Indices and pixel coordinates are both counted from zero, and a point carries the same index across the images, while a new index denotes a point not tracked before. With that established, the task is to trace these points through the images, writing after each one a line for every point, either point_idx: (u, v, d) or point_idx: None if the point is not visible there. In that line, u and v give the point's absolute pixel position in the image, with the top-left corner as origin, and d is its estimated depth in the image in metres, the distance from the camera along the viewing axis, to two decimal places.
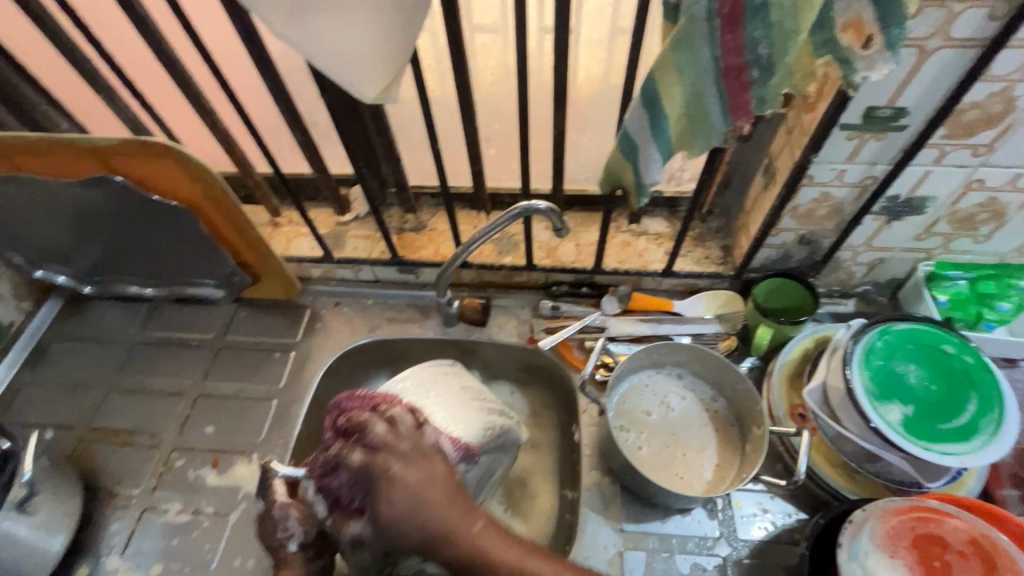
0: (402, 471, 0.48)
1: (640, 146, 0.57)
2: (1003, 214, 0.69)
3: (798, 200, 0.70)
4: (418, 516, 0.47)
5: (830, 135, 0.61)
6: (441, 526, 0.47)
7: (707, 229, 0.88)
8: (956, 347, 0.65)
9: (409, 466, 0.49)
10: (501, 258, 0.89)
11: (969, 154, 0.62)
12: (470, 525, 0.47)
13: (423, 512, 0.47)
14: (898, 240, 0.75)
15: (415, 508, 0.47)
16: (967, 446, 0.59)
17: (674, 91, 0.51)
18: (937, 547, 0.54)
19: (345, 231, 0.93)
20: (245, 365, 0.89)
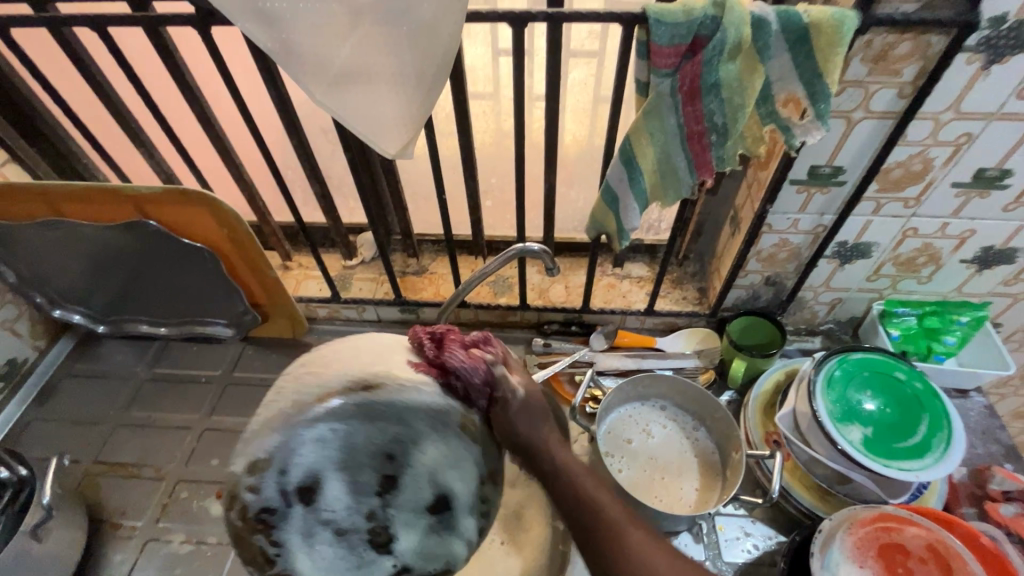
0: (513, 405, 0.58)
1: (620, 196, 0.66)
2: (939, 258, 0.79)
3: (761, 245, 0.79)
4: (541, 447, 0.59)
5: (782, 189, 0.71)
6: (544, 449, 0.59)
7: (684, 272, 0.97)
8: (906, 373, 0.72)
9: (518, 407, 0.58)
10: (497, 298, 0.96)
11: (901, 206, 0.72)
12: (564, 460, 0.59)
13: (537, 441, 0.58)
14: (852, 281, 0.84)
15: (536, 443, 0.59)
16: (922, 463, 0.65)
17: (647, 151, 0.61)
18: (900, 555, 0.59)
19: (351, 273, 1.00)
20: (250, 400, 0.93)
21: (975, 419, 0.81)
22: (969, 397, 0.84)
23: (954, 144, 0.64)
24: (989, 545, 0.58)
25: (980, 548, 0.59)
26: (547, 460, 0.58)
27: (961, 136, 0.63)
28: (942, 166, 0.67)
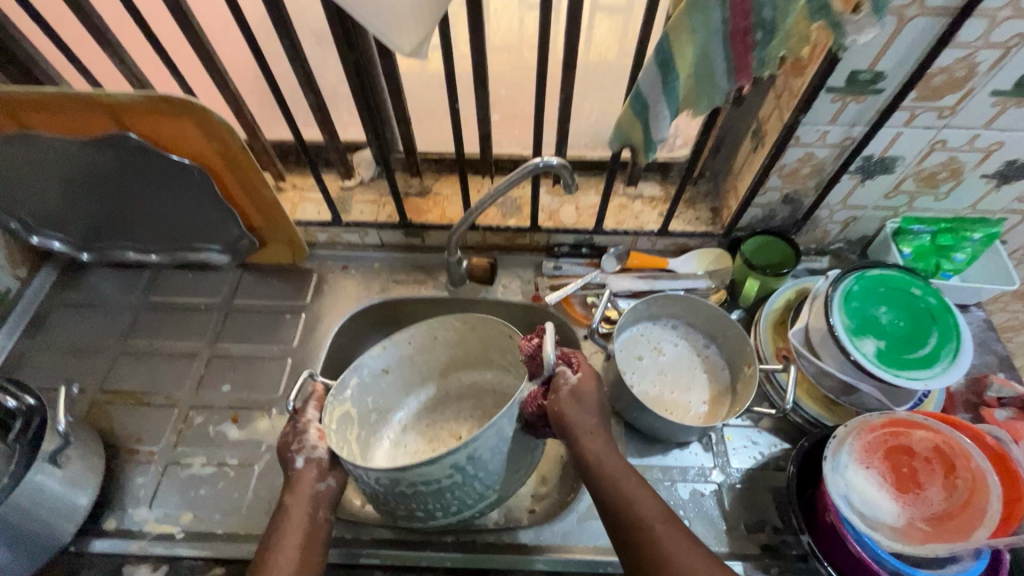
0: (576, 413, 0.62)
1: (652, 104, 0.62)
2: (960, 172, 0.77)
3: (785, 160, 0.76)
4: (617, 494, 0.60)
5: (817, 98, 0.67)
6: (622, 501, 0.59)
7: (697, 192, 0.94)
8: (921, 288, 0.73)
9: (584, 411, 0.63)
10: (505, 220, 0.93)
11: (935, 116, 0.69)
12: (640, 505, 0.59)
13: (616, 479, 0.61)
14: (869, 199, 0.83)
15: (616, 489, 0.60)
16: (930, 372, 0.68)
17: (687, 50, 0.56)
18: (907, 455, 0.62)
19: (350, 195, 0.96)
20: (256, 327, 0.90)
21: (974, 332, 0.84)
22: (969, 312, 0.86)
23: (1004, 46, 0.61)
24: (996, 446, 0.62)
25: (985, 448, 0.63)
26: (631, 501, 0.59)
27: (1013, 38, 0.60)
28: (986, 72, 0.63)
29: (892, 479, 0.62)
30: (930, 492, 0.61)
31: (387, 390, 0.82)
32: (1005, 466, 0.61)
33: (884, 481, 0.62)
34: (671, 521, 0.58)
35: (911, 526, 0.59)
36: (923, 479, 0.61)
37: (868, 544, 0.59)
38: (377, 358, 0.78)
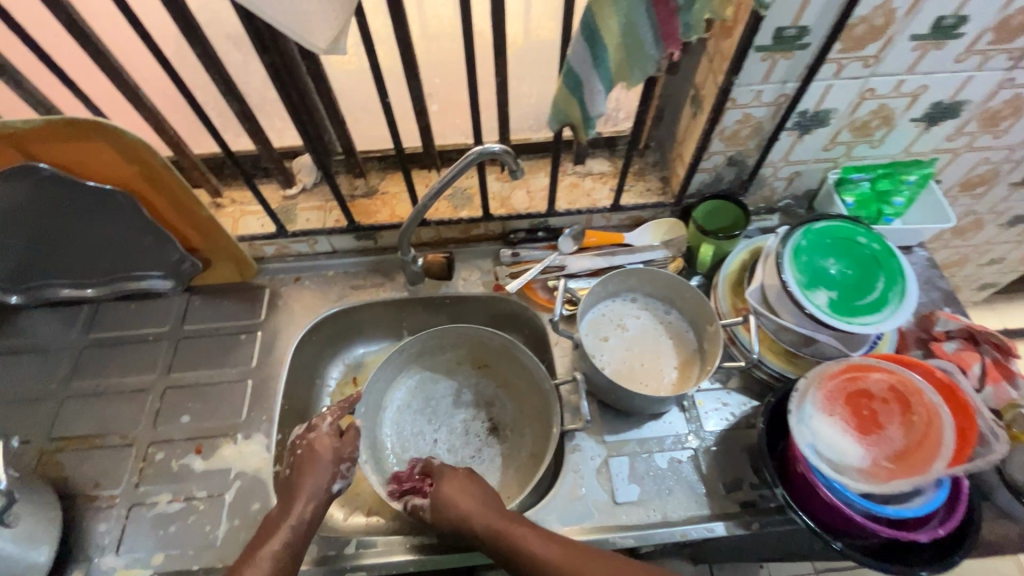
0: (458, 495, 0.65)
1: (584, 80, 0.61)
2: (891, 119, 0.80)
3: (724, 123, 0.77)
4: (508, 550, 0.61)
5: (746, 58, 0.67)
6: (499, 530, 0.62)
7: (645, 163, 0.95)
8: (867, 237, 0.74)
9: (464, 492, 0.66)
10: (457, 212, 0.91)
11: (861, 66, 0.71)
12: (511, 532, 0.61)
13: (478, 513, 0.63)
14: (810, 153, 0.84)
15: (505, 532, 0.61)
16: (880, 316, 0.69)
17: (611, 21, 0.56)
18: (865, 398, 0.64)
19: (294, 203, 0.92)
20: (210, 351, 0.86)
21: (919, 272, 0.87)
22: (913, 252, 0.89)
23: None
24: (944, 377, 0.65)
25: (936, 382, 0.66)
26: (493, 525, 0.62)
27: None
28: (903, 18, 0.65)
29: (855, 424, 0.64)
30: (891, 431, 0.63)
31: (384, 383, 0.86)
32: (956, 397, 0.64)
33: (847, 427, 0.63)
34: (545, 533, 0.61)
35: (879, 474, 0.61)
36: (899, 433, 0.63)
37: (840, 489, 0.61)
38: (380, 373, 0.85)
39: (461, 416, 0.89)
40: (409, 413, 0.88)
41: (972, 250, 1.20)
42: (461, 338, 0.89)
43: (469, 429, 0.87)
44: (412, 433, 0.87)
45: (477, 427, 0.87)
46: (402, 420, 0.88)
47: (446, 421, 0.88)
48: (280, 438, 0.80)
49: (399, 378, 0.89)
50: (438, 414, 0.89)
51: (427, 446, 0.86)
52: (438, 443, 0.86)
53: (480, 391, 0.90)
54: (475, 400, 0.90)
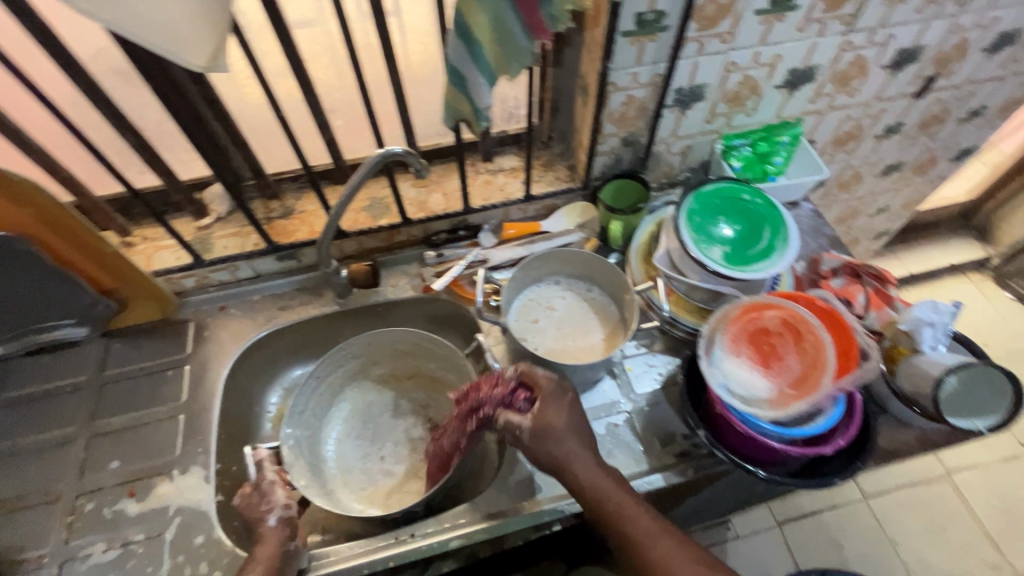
0: (554, 412, 0.66)
1: (467, 76, 0.65)
2: (757, 87, 0.88)
3: (611, 106, 0.83)
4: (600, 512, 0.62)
5: (616, 44, 0.74)
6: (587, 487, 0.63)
7: (552, 154, 1.00)
8: (750, 193, 0.82)
9: (562, 407, 0.67)
10: (377, 221, 0.93)
11: (720, 42, 0.78)
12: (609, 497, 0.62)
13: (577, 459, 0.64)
14: (695, 127, 0.92)
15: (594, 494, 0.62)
16: (769, 262, 0.76)
17: (480, 18, 0.60)
18: (764, 335, 0.70)
19: (210, 233, 0.91)
20: (136, 392, 0.84)
21: (806, 222, 0.96)
22: (799, 206, 0.99)
23: None
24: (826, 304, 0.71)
25: (821, 309, 0.72)
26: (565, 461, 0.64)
27: None
28: None
29: (758, 359, 0.70)
30: (789, 360, 0.69)
31: (316, 408, 0.86)
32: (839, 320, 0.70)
33: (752, 363, 0.69)
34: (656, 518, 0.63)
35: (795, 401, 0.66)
36: (799, 357, 0.68)
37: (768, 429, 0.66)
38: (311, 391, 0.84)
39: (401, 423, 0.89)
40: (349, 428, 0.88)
41: (859, 202, 1.33)
42: (384, 350, 0.90)
43: (412, 437, 0.88)
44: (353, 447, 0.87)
45: (417, 431, 0.88)
46: (344, 440, 0.88)
47: (389, 434, 0.89)
48: (218, 468, 0.78)
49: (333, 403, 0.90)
50: (379, 429, 0.89)
51: (374, 463, 0.86)
52: (386, 458, 0.86)
53: (415, 400, 0.91)
54: (413, 409, 0.90)
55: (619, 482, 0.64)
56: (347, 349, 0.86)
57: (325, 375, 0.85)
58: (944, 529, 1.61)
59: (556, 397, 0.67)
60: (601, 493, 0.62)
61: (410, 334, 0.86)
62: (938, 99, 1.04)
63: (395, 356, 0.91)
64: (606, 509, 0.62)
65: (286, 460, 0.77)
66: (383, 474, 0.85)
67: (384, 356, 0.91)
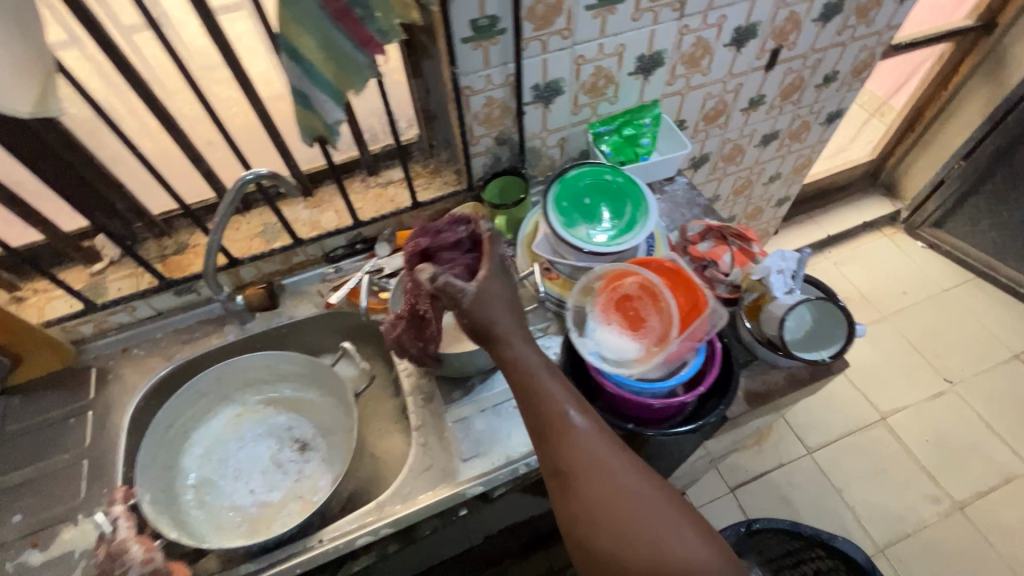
0: (494, 282, 0.65)
1: (309, 94, 0.69)
2: (612, 77, 0.95)
3: (473, 109, 0.88)
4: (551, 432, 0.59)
5: (459, 50, 0.79)
6: (533, 399, 0.61)
7: (439, 161, 1.05)
8: (611, 173, 0.87)
9: (496, 279, 0.66)
10: (270, 245, 0.95)
11: (561, 38, 0.84)
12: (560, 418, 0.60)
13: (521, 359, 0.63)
14: (562, 119, 0.98)
15: (545, 410, 0.60)
16: (632, 234, 0.82)
17: (307, 39, 0.64)
18: (627, 302, 0.75)
19: (103, 277, 0.92)
20: (37, 445, 0.83)
21: (681, 195, 1.03)
22: (675, 181, 1.05)
23: None
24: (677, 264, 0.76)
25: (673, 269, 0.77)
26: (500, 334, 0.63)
27: None
28: None
29: (625, 325, 0.74)
30: (653, 321, 0.73)
31: (163, 464, 0.84)
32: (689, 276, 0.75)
33: (620, 330, 0.74)
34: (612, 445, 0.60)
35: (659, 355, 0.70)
36: (653, 313, 0.73)
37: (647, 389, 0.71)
38: (161, 426, 0.84)
39: (267, 447, 0.90)
40: (215, 462, 0.88)
41: (749, 172, 1.41)
42: (220, 387, 0.92)
43: (279, 460, 0.89)
44: (216, 481, 0.86)
45: (285, 454, 0.89)
46: (205, 484, 0.86)
47: (253, 466, 0.88)
48: None
49: (180, 459, 0.87)
50: (241, 466, 0.88)
51: (245, 498, 0.84)
52: (255, 488, 0.86)
53: (281, 423, 0.93)
54: (269, 434, 0.92)
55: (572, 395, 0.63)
56: (200, 378, 0.88)
57: (165, 422, 0.85)
58: (885, 470, 1.69)
59: (498, 273, 0.67)
60: (551, 398, 0.61)
61: (266, 356, 0.90)
62: (789, 69, 1.13)
63: (234, 391, 0.93)
64: (556, 424, 0.60)
65: (148, 514, 0.74)
66: (259, 503, 0.84)
67: (221, 393, 0.92)
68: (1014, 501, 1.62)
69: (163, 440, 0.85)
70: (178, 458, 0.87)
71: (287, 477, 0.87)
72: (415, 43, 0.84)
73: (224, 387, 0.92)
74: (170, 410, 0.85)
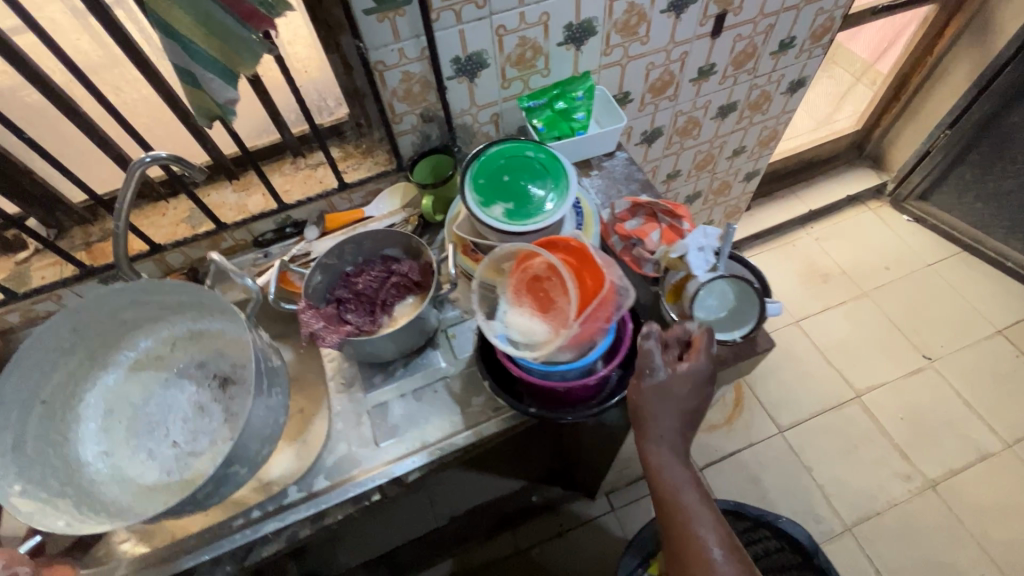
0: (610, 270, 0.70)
1: (194, 73, 0.66)
2: (540, 48, 0.91)
3: (390, 85, 0.85)
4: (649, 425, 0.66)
5: (363, 23, 0.75)
6: (644, 439, 0.67)
7: (370, 140, 1.02)
8: (533, 150, 0.85)
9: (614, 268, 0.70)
10: (195, 230, 0.94)
11: (476, 8, 0.80)
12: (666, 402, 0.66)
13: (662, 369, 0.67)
14: (491, 94, 0.94)
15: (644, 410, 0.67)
16: (550, 212, 0.79)
17: (179, 14, 0.61)
18: (537, 283, 0.71)
19: (28, 266, 0.92)
20: None
21: (620, 170, 0.99)
22: (615, 156, 1.02)
23: None
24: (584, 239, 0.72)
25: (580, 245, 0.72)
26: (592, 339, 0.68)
27: None
28: None
29: (536, 307, 0.70)
30: (563, 301, 0.70)
31: (49, 438, 0.75)
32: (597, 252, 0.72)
33: (531, 312, 0.70)
34: (674, 457, 0.66)
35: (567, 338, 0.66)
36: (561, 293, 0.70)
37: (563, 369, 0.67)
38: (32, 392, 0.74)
39: (175, 390, 0.84)
40: (125, 418, 0.82)
41: (710, 146, 1.36)
42: (98, 337, 0.81)
43: (189, 402, 0.83)
44: (127, 437, 0.80)
45: (197, 395, 0.84)
46: (116, 445, 0.79)
47: (169, 413, 0.83)
48: None
49: (73, 426, 0.79)
50: (155, 417, 0.82)
51: (166, 451, 0.80)
52: (170, 436, 0.80)
53: (184, 364, 0.86)
54: (177, 376, 0.85)
55: (672, 392, 0.67)
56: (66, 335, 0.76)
57: (26, 392, 0.73)
58: (858, 448, 1.67)
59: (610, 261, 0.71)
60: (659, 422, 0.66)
61: (150, 291, 0.80)
62: (738, 35, 1.07)
63: (115, 335, 0.83)
64: (644, 425, 0.67)
65: (28, 509, 0.65)
66: (183, 455, 0.79)
67: (101, 343, 0.82)
68: (988, 478, 1.59)
69: (44, 411, 0.75)
70: (71, 428, 0.78)
71: (204, 418, 0.82)
72: (324, 18, 0.81)
73: (100, 337, 0.81)
74: (26, 379, 0.73)
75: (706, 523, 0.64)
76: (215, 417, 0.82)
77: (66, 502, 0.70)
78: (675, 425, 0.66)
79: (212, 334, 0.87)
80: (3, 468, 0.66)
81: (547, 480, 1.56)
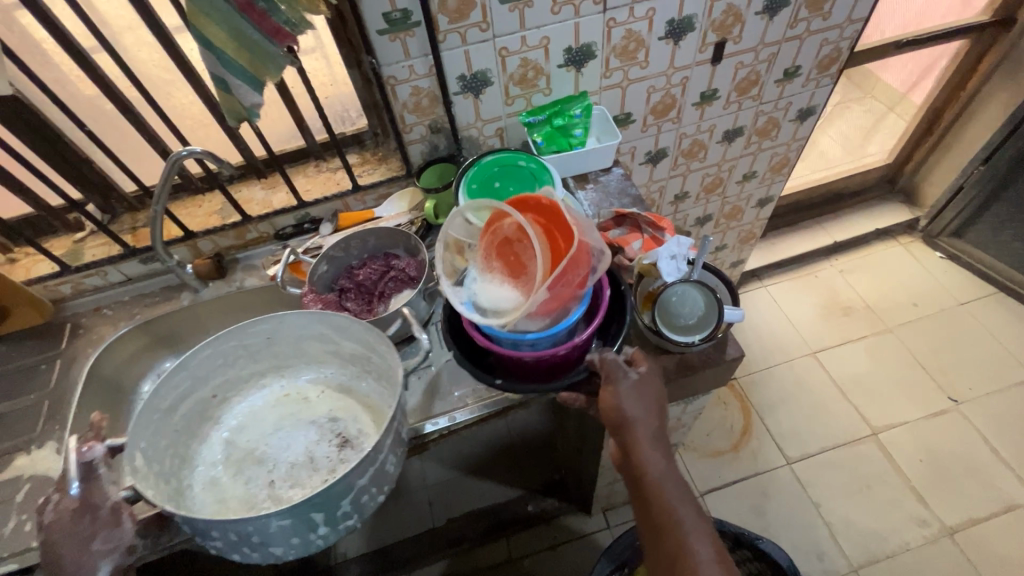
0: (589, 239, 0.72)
1: (226, 80, 0.77)
2: (541, 69, 0.98)
3: (401, 98, 0.94)
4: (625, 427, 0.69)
5: (376, 41, 0.85)
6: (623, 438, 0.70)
7: (386, 149, 1.12)
8: (526, 160, 0.91)
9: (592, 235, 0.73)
10: (224, 221, 1.05)
11: (479, 31, 0.89)
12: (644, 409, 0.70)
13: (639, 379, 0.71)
14: (495, 109, 1.02)
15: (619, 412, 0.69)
16: None
17: (215, 29, 0.72)
18: (509, 249, 0.75)
19: (82, 245, 1.05)
20: (12, 384, 0.96)
21: (614, 185, 1.05)
22: (611, 172, 1.07)
23: None
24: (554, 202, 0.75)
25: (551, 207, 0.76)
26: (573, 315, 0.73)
27: None
28: None
29: (508, 272, 0.75)
30: (533, 267, 0.74)
31: (188, 425, 0.80)
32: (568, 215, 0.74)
33: (503, 278, 0.75)
34: (655, 448, 0.69)
35: (534, 307, 0.70)
36: (529, 261, 0.74)
37: (532, 339, 0.72)
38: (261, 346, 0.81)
39: (305, 440, 0.82)
40: (245, 437, 0.83)
41: (718, 169, 1.40)
42: (282, 354, 0.86)
43: (311, 453, 0.81)
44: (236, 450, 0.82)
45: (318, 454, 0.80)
46: (227, 463, 0.80)
47: (286, 452, 0.81)
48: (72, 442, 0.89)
49: (208, 428, 0.83)
50: (272, 449, 0.82)
51: (262, 485, 0.78)
52: (275, 480, 0.78)
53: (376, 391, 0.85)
54: (312, 422, 0.84)
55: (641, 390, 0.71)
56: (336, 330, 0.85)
57: (202, 378, 0.79)
58: (871, 487, 1.60)
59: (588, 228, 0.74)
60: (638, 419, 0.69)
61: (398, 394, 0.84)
62: (740, 63, 1.12)
63: (299, 357, 0.86)
64: (620, 427, 0.69)
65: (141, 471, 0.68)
66: (273, 494, 0.77)
67: (275, 361, 0.86)
68: (1013, 530, 1.50)
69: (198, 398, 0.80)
70: (208, 422, 0.83)
71: (309, 473, 0.79)
72: (346, 37, 0.91)
73: (280, 357, 0.85)
74: (207, 366, 0.79)
75: (697, 532, 0.66)
76: (320, 476, 0.78)
77: (165, 488, 0.72)
78: (658, 429, 0.70)
79: (360, 395, 0.85)
80: (145, 424, 0.70)
81: (543, 492, 1.61)
